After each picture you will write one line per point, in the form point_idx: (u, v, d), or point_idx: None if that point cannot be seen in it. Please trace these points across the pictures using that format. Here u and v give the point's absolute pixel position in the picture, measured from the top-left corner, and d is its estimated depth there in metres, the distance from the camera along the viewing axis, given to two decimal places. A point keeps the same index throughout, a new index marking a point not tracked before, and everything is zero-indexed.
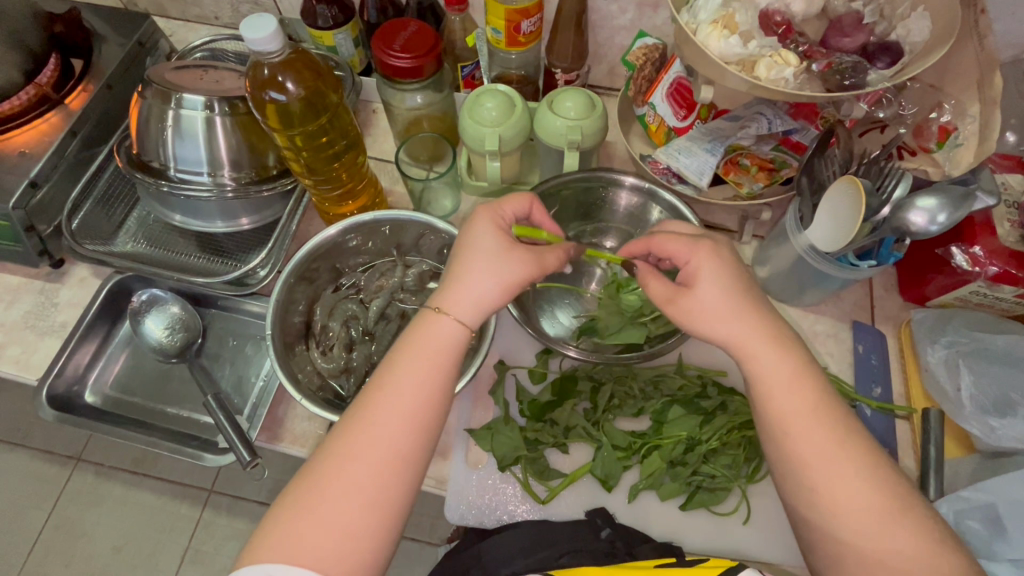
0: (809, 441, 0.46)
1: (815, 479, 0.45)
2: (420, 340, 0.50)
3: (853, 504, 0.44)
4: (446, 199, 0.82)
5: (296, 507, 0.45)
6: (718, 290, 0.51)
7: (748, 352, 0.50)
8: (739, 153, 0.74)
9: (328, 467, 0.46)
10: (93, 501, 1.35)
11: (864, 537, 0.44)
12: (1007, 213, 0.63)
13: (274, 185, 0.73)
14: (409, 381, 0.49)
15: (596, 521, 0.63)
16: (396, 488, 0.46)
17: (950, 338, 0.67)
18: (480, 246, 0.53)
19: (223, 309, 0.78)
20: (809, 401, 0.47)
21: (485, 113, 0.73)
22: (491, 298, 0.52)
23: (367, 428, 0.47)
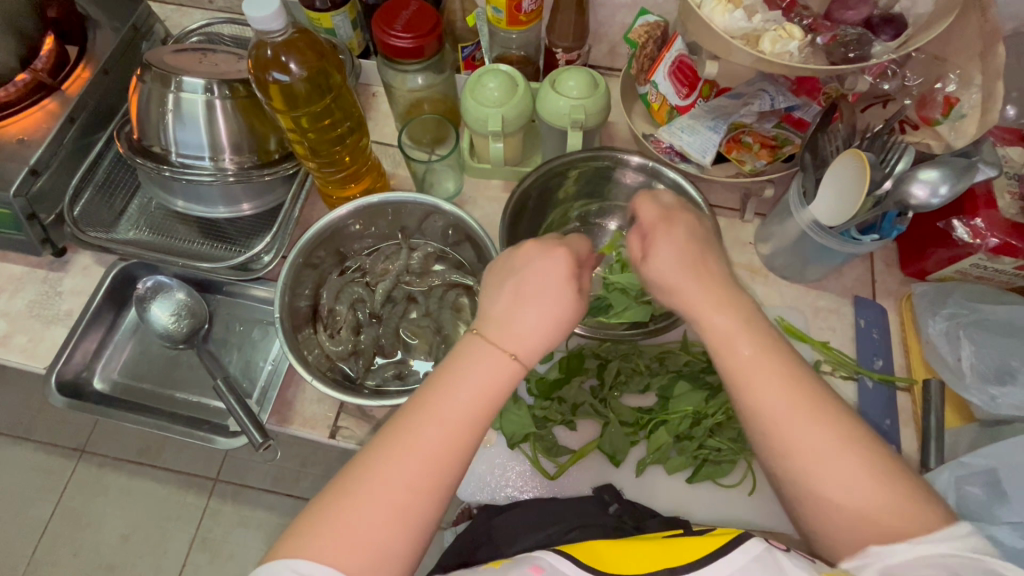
0: (766, 393, 0.46)
1: (766, 423, 0.45)
2: (474, 372, 0.47)
3: (806, 448, 0.44)
4: (448, 180, 0.82)
5: (323, 525, 0.43)
6: (674, 259, 0.51)
7: (694, 310, 0.49)
8: (741, 131, 0.75)
9: (359, 485, 0.44)
10: (100, 492, 1.36)
11: (813, 476, 0.44)
12: (1008, 186, 0.64)
13: (276, 170, 0.73)
14: (456, 410, 0.46)
15: (604, 496, 0.63)
16: (427, 498, 0.44)
17: (951, 310, 0.68)
18: (554, 284, 0.49)
19: (230, 295, 0.78)
20: (761, 352, 0.47)
21: (487, 93, 0.73)
22: (542, 330, 0.49)
23: (405, 452, 0.45)
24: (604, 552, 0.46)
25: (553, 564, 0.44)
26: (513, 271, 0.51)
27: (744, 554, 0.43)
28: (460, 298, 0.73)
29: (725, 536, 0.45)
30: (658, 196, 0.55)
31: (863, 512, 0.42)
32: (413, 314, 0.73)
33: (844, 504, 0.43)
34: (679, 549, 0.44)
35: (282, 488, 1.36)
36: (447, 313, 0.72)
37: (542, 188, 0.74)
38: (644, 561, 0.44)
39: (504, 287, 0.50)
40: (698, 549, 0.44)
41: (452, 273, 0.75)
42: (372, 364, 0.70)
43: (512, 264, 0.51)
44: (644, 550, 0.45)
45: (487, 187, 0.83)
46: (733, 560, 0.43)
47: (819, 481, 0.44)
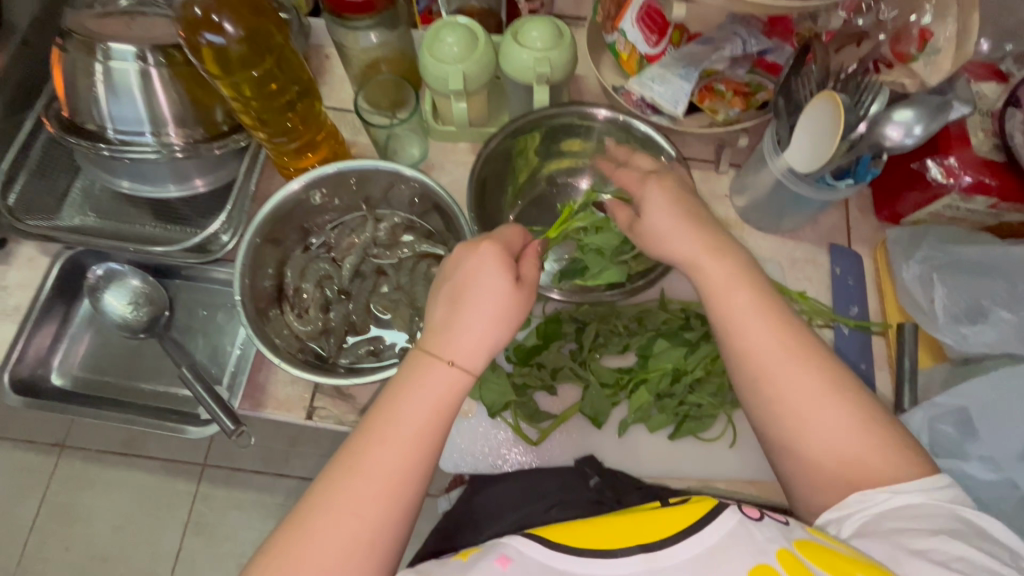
0: (802, 402, 0.46)
1: (759, 370, 0.47)
2: (421, 382, 0.47)
3: (799, 396, 0.46)
4: (413, 146, 0.78)
5: (282, 557, 0.42)
6: (666, 215, 0.53)
7: (685, 255, 0.52)
8: (713, 79, 0.72)
9: (313, 513, 0.44)
10: (86, 485, 1.34)
11: (810, 423, 0.45)
12: (981, 124, 0.63)
13: (225, 143, 0.68)
14: (408, 422, 0.46)
15: (585, 470, 0.64)
16: (376, 529, 0.44)
17: (924, 253, 0.68)
18: (486, 290, 0.49)
19: (188, 279, 0.74)
20: (754, 298, 0.49)
21: (445, 49, 0.68)
22: (489, 338, 0.49)
23: (362, 468, 0.45)
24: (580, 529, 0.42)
25: (523, 551, 0.41)
26: (445, 280, 0.51)
27: (718, 530, 0.40)
28: (433, 269, 0.71)
29: (701, 503, 0.42)
30: (623, 171, 0.59)
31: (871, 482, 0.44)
32: (384, 288, 0.71)
33: (838, 449, 0.45)
34: (650, 525, 0.41)
35: (272, 468, 1.36)
36: (419, 285, 0.70)
37: (512, 147, 0.71)
38: (611, 536, 0.41)
39: (439, 300, 0.50)
40: (667, 525, 0.41)
41: (422, 243, 0.72)
42: (344, 342, 0.68)
43: (446, 274, 0.51)
44: (611, 524, 0.42)
45: (454, 151, 0.80)
46: (707, 537, 0.40)
47: (812, 427, 0.45)
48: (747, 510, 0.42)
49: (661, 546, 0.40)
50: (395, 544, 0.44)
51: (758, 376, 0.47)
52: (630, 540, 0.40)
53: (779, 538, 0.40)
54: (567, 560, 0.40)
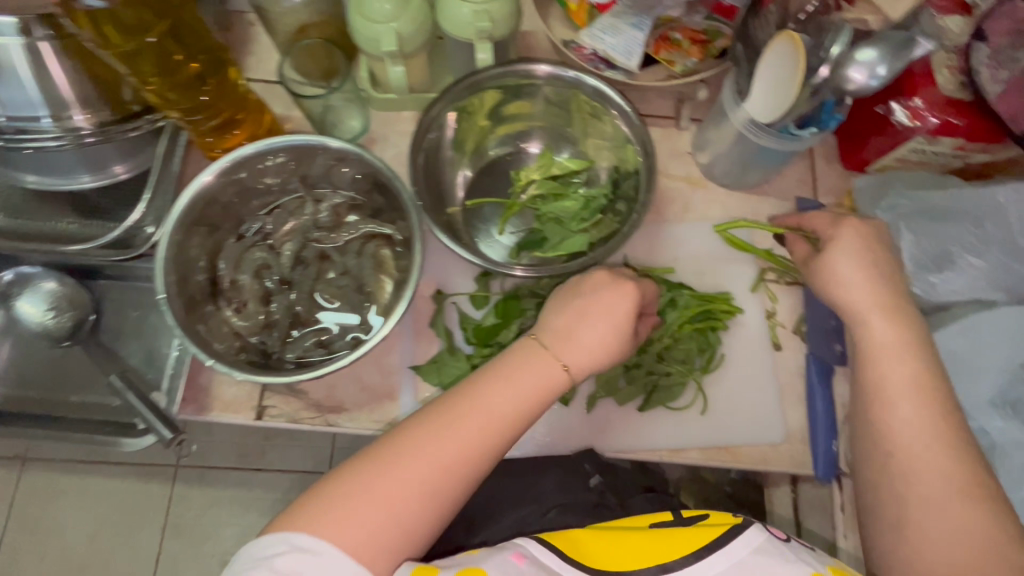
0: (928, 464, 0.47)
1: (894, 443, 0.48)
2: (524, 372, 0.50)
3: (922, 451, 0.47)
4: (352, 118, 0.72)
5: (349, 487, 0.45)
6: (852, 264, 0.53)
7: (856, 316, 0.52)
8: (670, 27, 0.68)
9: (390, 456, 0.46)
10: (54, 496, 1.28)
11: (918, 470, 0.47)
12: (947, 61, 0.60)
13: (138, 124, 0.61)
14: (499, 404, 0.49)
15: (586, 466, 0.63)
16: (446, 496, 0.46)
17: (891, 201, 0.64)
18: (609, 306, 0.52)
19: (114, 278, 0.68)
20: (915, 378, 0.49)
21: (375, 6, 0.61)
22: (597, 347, 0.51)
23: (443, 430, 0.47)
24: (586, 541, 0.47)
25: (535, 553, 0.46)
26: (571, 290, 0.55)
27: (743, 545, 0.45)
28: (381, 251, 0.66)
29: (722, 524, 0.48)
30: (816, 213, 0.57)
31: (956, 551, 0.44)
32: (330, 275, 0.65)
33: (940, 537, 0.45)
34: (664, 543, 0.46)
35: (248, 463, 1.32)
36: (368, 270, 0.65)
37: (452, 115, 0.65)
38: (629, 555, 0.46)
39: (561, 304, 0.54)
40: (687, 544, 0.46)
41: (367, 223, 0.66)
42: (289, 336, 0.63)
43: (577, 285, 0.54)
44: (634, 538, 0.47)
45: (398, 121, 0.74)
46: (732, 554, 0.45)
47: (929, 517, 0.45)
48: (775, 531, 0.48)
49: (677, 566, 0.45)
50: (451, 508, 0.47)
51: (893, 452, 0.48)
52: (649, 560, 0.45)
53: (812, 561, 0.45)
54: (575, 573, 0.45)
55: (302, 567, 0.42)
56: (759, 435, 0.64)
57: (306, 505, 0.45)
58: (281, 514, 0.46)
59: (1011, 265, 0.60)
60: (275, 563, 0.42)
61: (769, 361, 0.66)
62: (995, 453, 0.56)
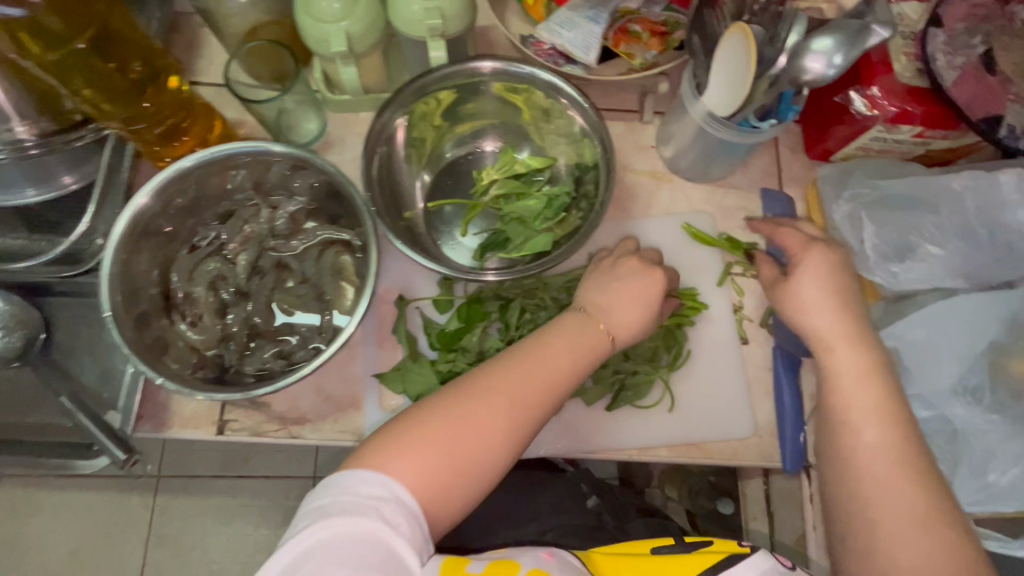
0: (894, 493, 0.46)
1: (863, 470, 0.47)
2: (579, 334, 0.54)
3: (888, 479, 0.47)
4: (309, 120, 0.70)
5: (425, 427, 0.46)
6: (817, 287, 0.53)
7: (823, 337, 0.52)
8: (629, 19, 0.66)
9: (458, 401, 0.48)
10: (33, 512, 1.26)
11: (885, 500, 0.46)
12: (904, 47, 0.59)
13: (83, 133, 0.59)
14: (557, 360, 0.51)
15: (585, 489, 0.75)
16: (514, 441, 0.48)
17: (854, 190, 0.64)
18: (650, 279, 0.57)
19: (67, 294, 0.66)
20: (879, 404, 0.49)
21: (323, 5, 0.59)
22: (640, 315, 0.56)
23: (512, 377, 0.49)
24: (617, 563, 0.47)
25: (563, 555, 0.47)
26: (606, 271, 0.60)
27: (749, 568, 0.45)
28: (341, 257, 0.64)
29: (723, 551, 0.47)
30: (786, 232, 0.58)
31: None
32: (288, 283, 0.64)
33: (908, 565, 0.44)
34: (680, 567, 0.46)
35: (232, 471, 1.30)
36: (327, 277, 0.64)
37: (402, 119, 0.63)
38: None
39: (605, 276, 0.58)
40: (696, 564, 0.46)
41: (324, 229, 0.65)
42: (248, 348, 0.61)
43: (615, 263, 0.59)
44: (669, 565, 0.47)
45: (356, 122, 0.72)
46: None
47: (900, 548, 0.45)
48: (780, 559, 0.47)
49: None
50: (513, 454, 0.48)
51: (861, 479, 0.47)
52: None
53: None
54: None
55: (398, 521, 0.42)
56: (728, 430, 0.63)
57: (383, 441, 0.46)
58: (356, 454, 0.46)
59: (972, 255, 0.59)
60: (382, 508, 0.42)
61: (736, 355, 0.66)
62: (959, 442, 0.56)
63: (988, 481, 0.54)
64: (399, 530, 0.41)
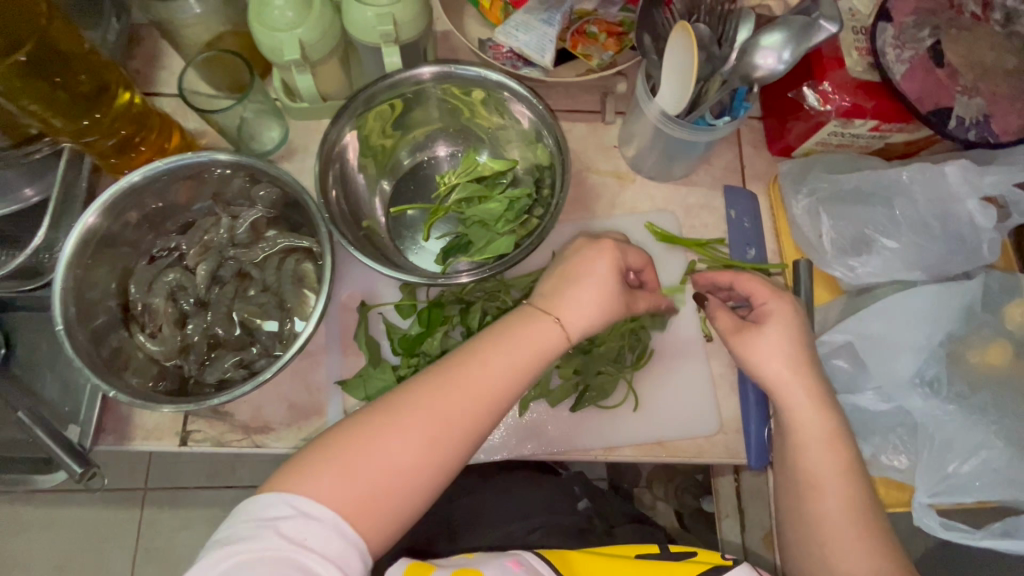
0: (847, 554, 0.48)
1: (825, 534, 0.49)
2: (525, 335, 0.50)
3: (844, 540, 0.48)
4: (272, 128, 0.70)
5: (343, 446, 0.46)
6: (782, 347, 0.51)
7: (790, 402, 0.51)
8: (586, 20, 0.67)
9: (380, 418, 0.47)
10: (18, 529, 1.25)
11: (839, 560, 0.49)
12: (855, 42, 0.59)
13: (39, 146, 0.60)
14: (495, 369, 0.49)
15: (574, 491, 0.76)
16: (445, 457, 0.47)
17: (811, 186, 0.65)
18: (604, 275, 0.51)
19: (28, 309, 0.66)
20: (844, 470, 0.50)
21: (276, 14, 0.59)
22: (599, 319, 0.51)
23: (442, 391, 0.48)
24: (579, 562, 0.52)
25: (530, 561, 0.50)
26: (563, 258, 0.54)
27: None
28: (301, 265, 0.64)
29: (708, 562, 0.51)
30: (750, 282, 0.53)
31: None
32: (249, 292, 0.64)
33: None
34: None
35: (219, 482, 1.30)
36: (288, 284, 0.63)
37: (353, 131, 0.63)
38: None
39: (553, 274, 0.53)
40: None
41: (285, 237, 0.65)
42: (208, 357, 0.61)
43: (566, 255, 0.53)
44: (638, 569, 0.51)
45: (318, 129, 0.72)
46: None
47: None
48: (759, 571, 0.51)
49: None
50: (445, 467, 0.47)
51: (825, 542, 0.49)
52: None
53: None
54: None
55: (306, 536, 0.42)
56: (695, 427, 0.63)
57: (298, 466, 0.46)
58: (275, 475, 0.46)
59: (926, 246, 0.61)
60: (281, 526, 0.43)
61: (701, 352, 0.66)
62: (918, 433, 0.57)
63: (949, 472, 0.55)
64: (310, 545, 0.42)
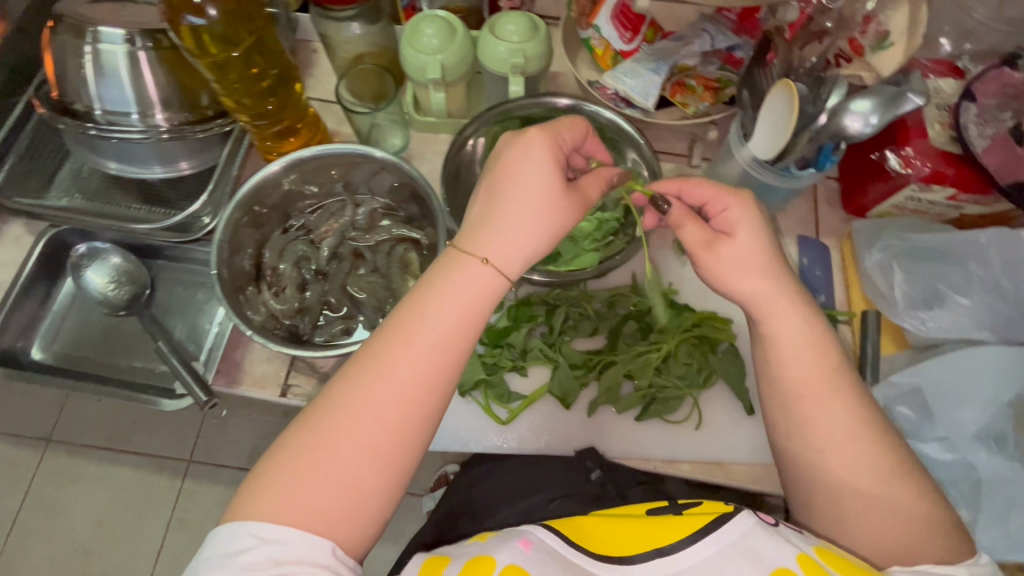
0: (848, 461, 0.47)
1: (820, 441, 0.48)
2: (454, 285, 0.48)
3: (843, 452, 0.47)
4: (394, 136, 0.80)
5: (295, 461, 0.44)
6: (755, 245, 0.50)
7: (761, 308, 0.50)
8: (686, 74, 0.75)
9: (326, 417, 0.45)
10: (70, 479, 1.32)
11: (842, 474, 0.47)
12: (938, 117, 0.65)
13: (208, 127, 0.70)
14: (428, 339, 0.47)
15: (588, 464, 0.67)
16: (407, 432, 0.46)
17: (885, 242, 0.69)
18: (530, 184, 0.50)
19: (171, 259, 0.76)
20: (829, 373, 0.48)
21: (426, 40, 0.70)
22: (537, 238, 0.50)
23: (380, 377, 0.46)
24: (591, 529, 0.49)
25: (542, 539, 0.48)
26: (486, 174, 0.51)
27: (734, 528, 0.45)
28: (408, 254, 0.72)
29: (711, 511, 0.47)
30: (696, 189, 0.53)
31: (898, 541, 0.46)
32: (360, 271, 0.72)
33: (882, 527, 0.46)
34: (659, 529, 0.46)
35: None
36: (395, 269, 0.71)
37: (482, 137, 0.73)
38: (628, 543, 0.47)
39: (480, 199, 0.52)
40: (683, 528, 0.46)
41: (399, 228, 0.74)
42: (319, 321, 0.69)
43: (492, 167, 0.52)
44: (638, 527, 0.48)
45: (433, 141, 0.82)
46: (723, 535, 0.45)
47: (863, 515, 0.46)
48: (764, 516, 0.47)
49: (676, 549, 0.45)
50: (406, 442, 0.46)
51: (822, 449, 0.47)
52: (647, 545, 0.46)
53: (799, 544, 0.44)
54: (579, 557, 0.46)
55: (274, 555, 0.41)
56: (753, 456, 0.66)
57: (250, 493, 0.44)
58: (233, 503, 0.45)
59: (998, 307, 0.64)
60: (246, 558, 0.41)
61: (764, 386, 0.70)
62: (980, 489, 0.58)
63: (1009, 528, 0.57)
64: (281, 561, 0.41)
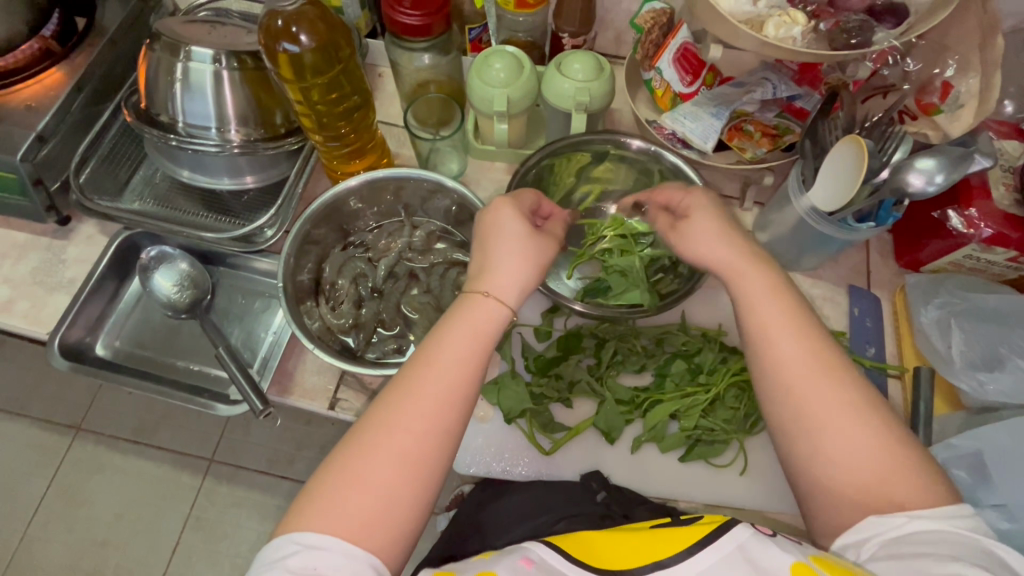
0: (817, 406, 0.47)
1: (789, 385, 0.48)
2: (460, 317, 0.51)
3: (814, 395, 0.47)
4: (452, 162, 0.82)
5: (336, 475, 0.44)
6: (710, 218, 0.56)
7: (729, 271, 0.54)
8: (744, 119, 0.76)
9: (362, 437, 0.45)
10: (95, 470, 1.33)
11: (813, 417, 0.47)
12: (1002, 178, 0.66)
13: (280, 145, 0.73)
14: (446, 361, 0.48)
15: (591, 485, 0.64)
16: (435, 447, 0.46)
17: (943, 299, 0.69)
18: (510, 231, 0.54)
19: (232, 267, 0.79)
20: (790, 321, 0.50)
21: (493, 74, 0.73)
22: (524, 272, 0.53)
23: (407, 397, 0.47)
24: (595, 545, 0.45)
25: (543, 557, 0.43)
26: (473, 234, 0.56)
27: (728, 541, 0.41)
28: (461, 277, 0.73)
29: (713, 522, 0.44)
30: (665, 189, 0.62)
31: (873, 486, 0.44)
32: (414, 291, 0.74)
33: (858, 474, 0.44)
34: (656, 542, 0.43)
35: (276, 470, 1.35)
36: (448, 292, 0.73)
37: (547, 164, 0.75)
38: (628, 555, 0.43)
39: (473, 249, 0.56)
40: (680, 539, 0.42)
41: (455, 251, 0.76)
42: (373, 338, 0.71)
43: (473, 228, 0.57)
44: (631, 540, 0.44)
45: (489, 168, 0.84)
46: (720, 549, 0.41)
47: (837, 458, 0.45)
48: (760, 527, 0.44)
49: (674, 562, 0.41)
50: (434, 459, 0.45)
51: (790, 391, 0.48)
52: (644, 557, 0.42)
53: (795, 553, 0.40)
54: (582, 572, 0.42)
55: (317, 564, 0.40)
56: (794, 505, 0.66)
57: (300, 508, 0.44)
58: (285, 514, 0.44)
59: None
60: (288, 562, 0.40)
61: None
62: None
63: None
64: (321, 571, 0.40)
